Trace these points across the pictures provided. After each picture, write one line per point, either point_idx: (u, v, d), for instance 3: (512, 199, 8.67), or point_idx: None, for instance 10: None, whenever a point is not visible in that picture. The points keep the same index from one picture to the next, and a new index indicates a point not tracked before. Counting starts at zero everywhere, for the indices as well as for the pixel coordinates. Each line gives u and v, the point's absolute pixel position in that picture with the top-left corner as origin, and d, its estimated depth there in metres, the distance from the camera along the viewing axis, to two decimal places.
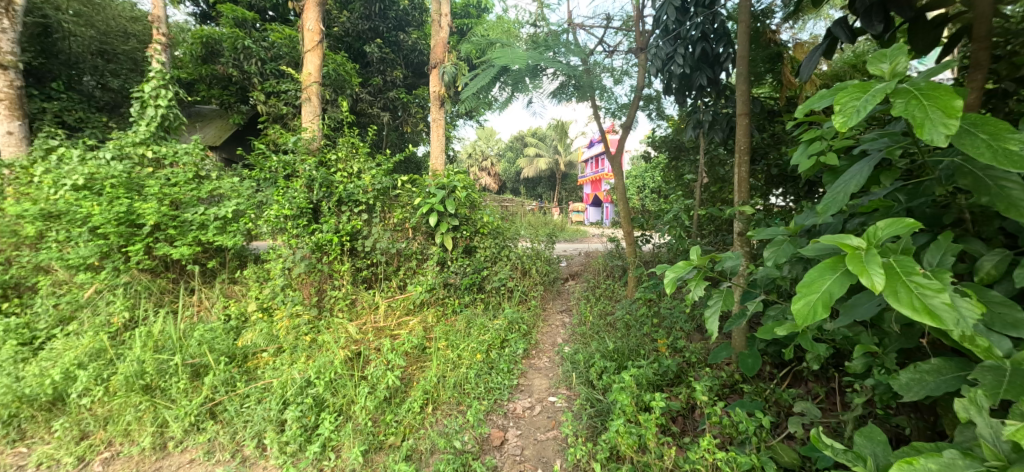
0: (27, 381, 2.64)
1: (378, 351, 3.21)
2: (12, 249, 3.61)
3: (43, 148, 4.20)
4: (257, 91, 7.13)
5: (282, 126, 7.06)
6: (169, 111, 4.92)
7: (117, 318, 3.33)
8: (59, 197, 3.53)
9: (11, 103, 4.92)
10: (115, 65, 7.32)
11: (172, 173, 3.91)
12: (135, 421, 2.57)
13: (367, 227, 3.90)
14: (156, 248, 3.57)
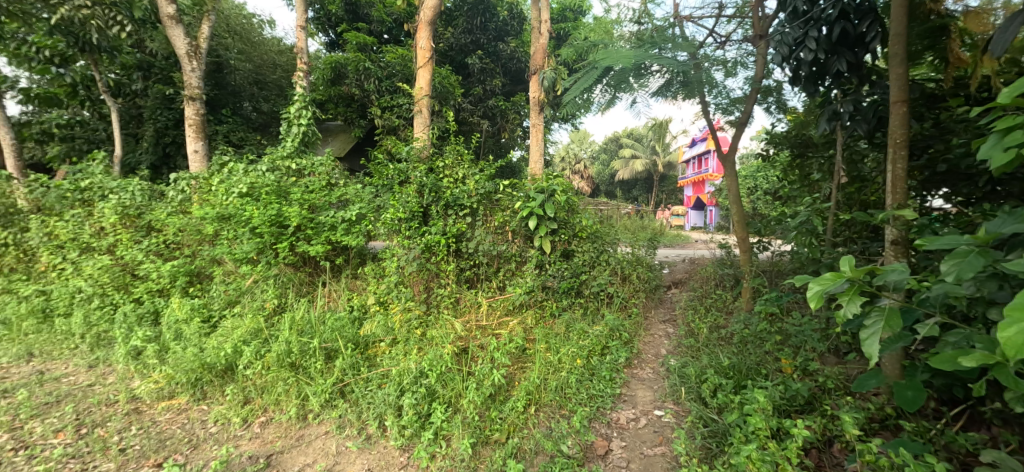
0: (208, 353, 3.15)
1: (482, 348, 3.33)
2: (197, 244, 4.39)
3: (217, 163, 5.04)
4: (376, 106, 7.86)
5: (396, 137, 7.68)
6: (308, 129, 5.61)
7: (269, 303, 3.89)
8: (229, 202, 4.21)
9: (197, 127, 5.97)
10: (266, 92, 8.56)
11: (310, 181, 4.43)
12: (283, 393, 2.94)
13: (470, 230, 4.07)
14: (297, 246, 4.08)
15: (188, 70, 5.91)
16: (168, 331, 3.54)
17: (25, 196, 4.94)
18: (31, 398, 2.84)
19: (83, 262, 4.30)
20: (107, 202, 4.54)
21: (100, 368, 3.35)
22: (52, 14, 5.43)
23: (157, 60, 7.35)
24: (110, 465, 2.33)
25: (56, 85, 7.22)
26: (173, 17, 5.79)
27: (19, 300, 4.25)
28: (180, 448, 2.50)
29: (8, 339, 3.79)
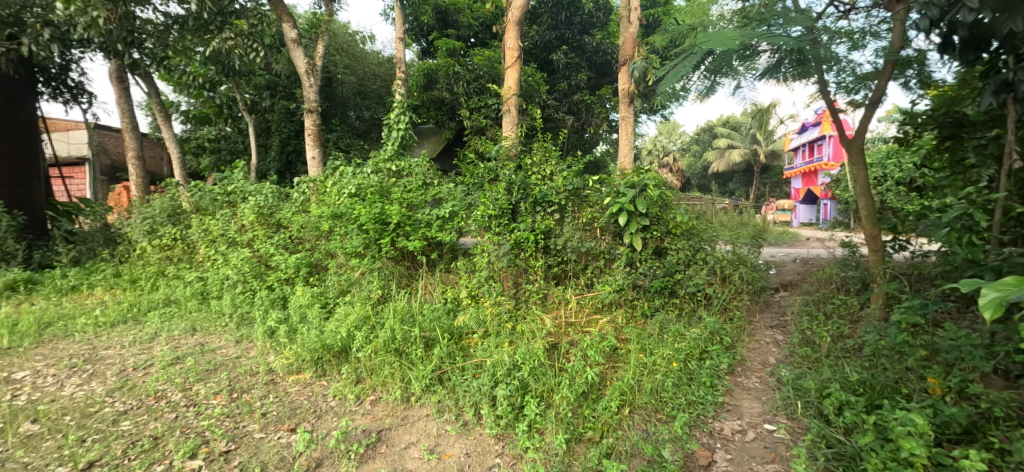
0: (327, 335, 3.50)
1: (572, 345, 3.32)
2: (315, 240, 4.89)
3: (331, 167, 5.57)
4: (464, 108, 8.11)
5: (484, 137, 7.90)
6: (405, 133, 6.00)
7: (375, 293, 4.23)
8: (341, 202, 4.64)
9: (314, 136, 6.62)
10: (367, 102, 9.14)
11: (408, 181, 4.74)
12: (390, 376, 3.17)
13: (559, 226, 4.04)
14: (398, 241, 4.37)
15: (308, 86, 6.54)
16: (295, 314, 4.02)
17: (189, 201, 6.00)
18: (195, 365, 3.38)
19: (229, 254, 5.01)
20: (248, 203, 5.28)
21: (244, 344, 3.88)
22: (207, 46, 6.33)
23: (280, 79, 8.23)
24: (254, 427, 2.66)
25: (207, 105, 8.48)
26: (295, 40, 6.45)
27: (184, 285, 5.07)
28: (307, 418, 2.79)
29: (179, 315, 4.54)
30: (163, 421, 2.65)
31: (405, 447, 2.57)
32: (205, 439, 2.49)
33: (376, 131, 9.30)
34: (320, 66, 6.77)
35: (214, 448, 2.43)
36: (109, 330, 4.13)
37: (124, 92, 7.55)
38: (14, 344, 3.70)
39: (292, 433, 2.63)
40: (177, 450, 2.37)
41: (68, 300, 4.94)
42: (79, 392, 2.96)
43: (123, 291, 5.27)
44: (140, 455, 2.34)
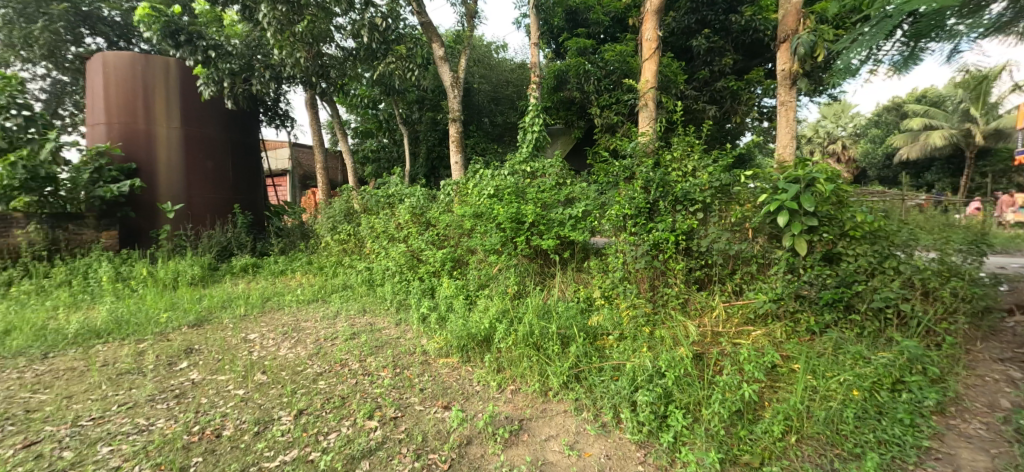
0: (472, 323, 3.73)
1: (722, 358, 3.00)
2: (459, 237, 5.25)
3: (472, 169, 5.94)
4: (594, 106, 7.92)
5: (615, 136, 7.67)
6: (540, 134, 6.14)
7: (511, 288, 4.36)
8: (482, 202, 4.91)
9: (457, 143, 7.09)
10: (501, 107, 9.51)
11: (542, 182, 4.85)
12: (529, 368, 3.24)
13: (703, 227, 3.68)
14: (532, 240, 4.47)
15: (452, 97, 6.96)
16: (444, 302, 4.37)
17: (358, 203, 7.11)
18: (366, 341, 3.91)
19: (389, 248, 5.65)
20: (405, 204, 5.94)
21: (402, 326, 4.35)
22: (375, 70, 7.25)
23: (428, 94, 9.05)
24: (415, 399, 2.98)
25: (369, 120, 9.74)
26: (442, 57, 7.00)
27: (355, 273, 5.88)
28: (456, 398, 3.03)
29: (354, 297, 5.30)
30: (348, 383, 3.14)
31: (546, 439, 2.62)
32: (379, 404, 2.88)
33: (509, 135, 9.66)
34: (463, 79, 7.20)
35: (385, 413, 2.79)
36: (304, 306, 4.99)
37: (314, 114, 9.11)
38: (244, 313, 4.69)
39: (445, 409, 2.88)
40: (359, 411, 2.77)
41: (277, 281, 6.10)
42: (288, 353, 3.64)
43: (313, 276, 6.32)
44: (334, 410, 2.77)
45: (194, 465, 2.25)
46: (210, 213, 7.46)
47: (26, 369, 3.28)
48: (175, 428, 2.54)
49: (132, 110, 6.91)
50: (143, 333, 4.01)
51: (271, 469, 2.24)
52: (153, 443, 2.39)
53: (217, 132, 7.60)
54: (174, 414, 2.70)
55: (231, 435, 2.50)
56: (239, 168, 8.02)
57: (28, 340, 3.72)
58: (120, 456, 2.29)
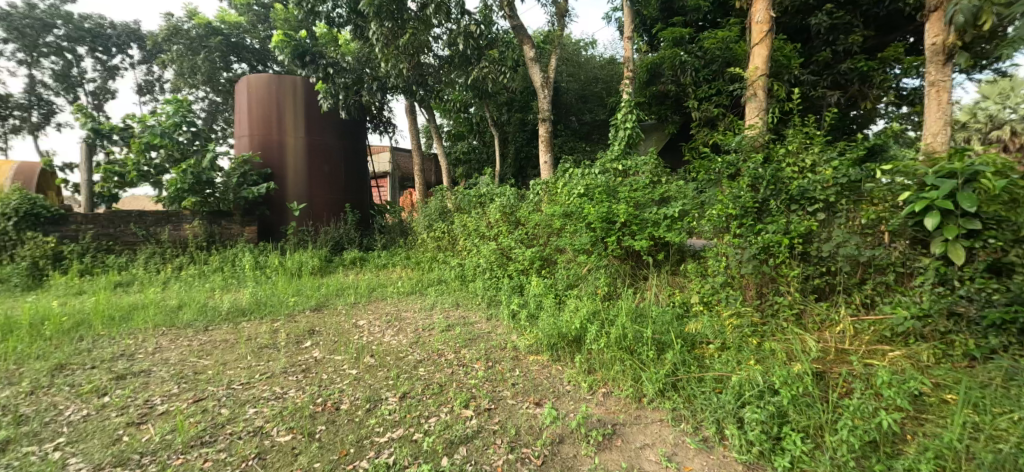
0: (564, 323, 3.61)
1: (850, 381, 2.65)
2: (546, 236, 5.16)
3: (562, 169, 5.87)
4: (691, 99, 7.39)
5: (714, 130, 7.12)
6: (633, 131, 5.91)
7: (601, 289, 4.14)
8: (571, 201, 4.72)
9: (546, 143, 7.07)
10: (590, 105, 9.30)
11: (635, 180, 4.48)
12: (622, 372, 3.09)
13: (824, 230, 3.23)
14: (624, 240, 4.14)
15: (541, 97, 6.95)
16: (534, 301, 4.27)
17: (452, 202, 7.42)
18: (460, 334, 4.02)
19: (481, 245, 5.76)
20: (496, 204, 6.06)
21: (493, 321, 4.36)
22: (470, 75, 7.49)
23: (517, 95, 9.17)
24: (507, 393, 3.02)
25: (461, 123, 10.11)
26: (533, 59, 7.02)
27: (449, 268, 6.08)
28: (548, 395, 3.01)
29: (448, 290, 5.51)
30: (445, 372, 3.28)
31: (642, 447, 2.51)
32: (474, 394, 2.97)
33: (599, 132, 9.41)
34: (553, 78, 7.16)
35: (480, 403, 2.87)
36: (404, 298, 5.31)
37: (413, 120, 9.70)
38: (353, 301, 5.12)
39: (537, 406, 2.88)
40: (456, 399, 2.89)
41: (380, 274, 6.56)
42: (392, 340, 3.92)
43: (411, 270, 6.68)
44: (433, 397, 2.92)
45: (318, 433, 2.51)
46: (327, 212, 8.24)
47: (191, 338, 3.89)
48: (303, 398, 2.85)
49: (267, 123, 7.90)
50: (276, 315, 4.56)
51: (381, 445, 2.43)
52: (287, 409, 2.71)
53: (333, 140, 8.42)
54: (302, 386, 3.03)
55: (348, 409, 2.75)
56: (351, 172, 8.74)
57: (194, 313, 4.40)
58: (263, 417, 2.63)
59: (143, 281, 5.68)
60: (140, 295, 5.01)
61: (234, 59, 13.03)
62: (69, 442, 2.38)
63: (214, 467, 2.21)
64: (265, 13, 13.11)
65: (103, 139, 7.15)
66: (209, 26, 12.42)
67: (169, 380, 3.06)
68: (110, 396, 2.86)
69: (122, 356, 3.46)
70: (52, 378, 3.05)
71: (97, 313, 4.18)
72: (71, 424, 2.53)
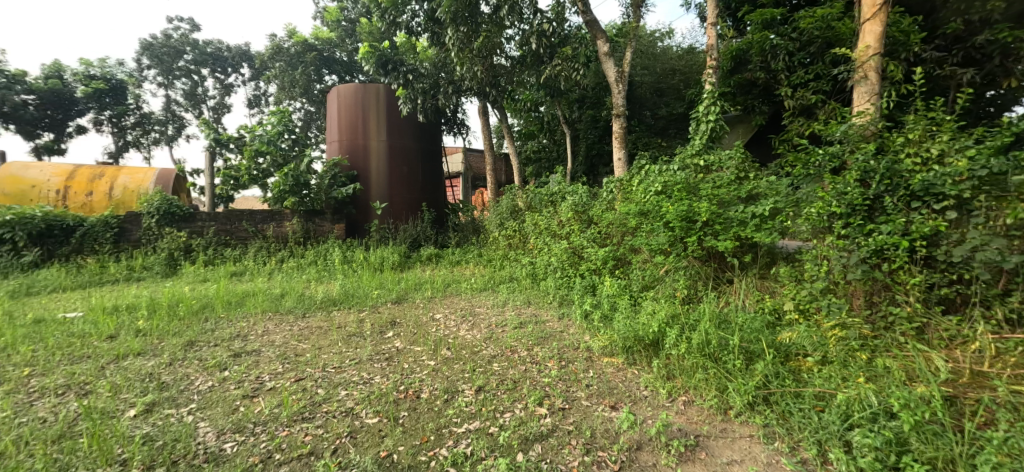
0: (639, 324, 3.42)
1: (992, 409, 2.24)
2: (620, 235, 4.94)
3: (638, 165, 5.64)
4: (784, 87, 6.76)
5: (810, 119, 6.46)
6: (717, 123, 5.52)
7: (680, 292, 3.88)
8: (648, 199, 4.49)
9: (621, 139, 6.82)
10: (666, 98, 8.86)
11: (718, 176, 4.12)
12: (704, 380, 2.86)
13: (954, 231, 2.76)
14: (706, 240, 3.86)
15: (616, 92, 6.72)
16: (608, 302, 4.12)
17: (523, 201, 7.43)
18: (533, 331, 3.99)
19: (552, 244, 5.68)
20: (567, 202, 5.95)
21: (565, 320, 4.28)
22: (542, 74, 7.42)
23: (589, 92, 8.96)
24: (581, 394, 2.93)
25: (531, 122, 10.10)
26: (607, 53, 6.80)
27: (521, 266, 6.07)
28: (624, 399, 2.87)
29: (519, 287, 5.49)
30: (518, 369, 3.26)
31: (729, 463, 2.31)
32: (547, 393, 2.92)
33: (675, 126, 8.93)
34: (629, 72, 6.88)
35: (554, 402, 2.81)
36: (477, 294, 5.40)
37: (485, 121, 9.84)
38: (430, 296, 5.30)
39: (613, 409, 2.76)
40: (530, 396, 2.86)
41: (455, 270, 6.75)
42: (467, 334, 3.99)
43: (484, 267, 6.79)
44: (507, 392, 2.92)
45: (401, 418, 2.61)
46: (406, 211, 8.59)
47: (292, 324, 4.23)
48: (387, 385, 2.98)
49: (354, 128, 8.45)
50: (363, 306, 4.85)
51: (459, 435, 2.48)
52: (374, 393, 2.85)
53: (412, 141, 8.78)
54: (386, 373, 3.17)
55: (427, 398, 2.83)
56: (429, 172, 9.04)
57: (294, 301, 4.79)
58: (353, 399, 2.78)
59: (252, 272, 6.31)
60: (251, 284, 5.56)
61: (326, 71, 14.14)
62: (199, 409, 2.65)
63: (313, 442, 2.37)
64: (352, 28, 13.81)
65: (221, 146, 8.06)
66: (305, 43, 13.58)
67: (275, 360, 3.34)
68: (229, 370, 3.16)
69: (238, 337, 3.82)
70: (185, 352, 3.43)
71: (218, 298, 4.69)
72: (200, 393, 2.82)
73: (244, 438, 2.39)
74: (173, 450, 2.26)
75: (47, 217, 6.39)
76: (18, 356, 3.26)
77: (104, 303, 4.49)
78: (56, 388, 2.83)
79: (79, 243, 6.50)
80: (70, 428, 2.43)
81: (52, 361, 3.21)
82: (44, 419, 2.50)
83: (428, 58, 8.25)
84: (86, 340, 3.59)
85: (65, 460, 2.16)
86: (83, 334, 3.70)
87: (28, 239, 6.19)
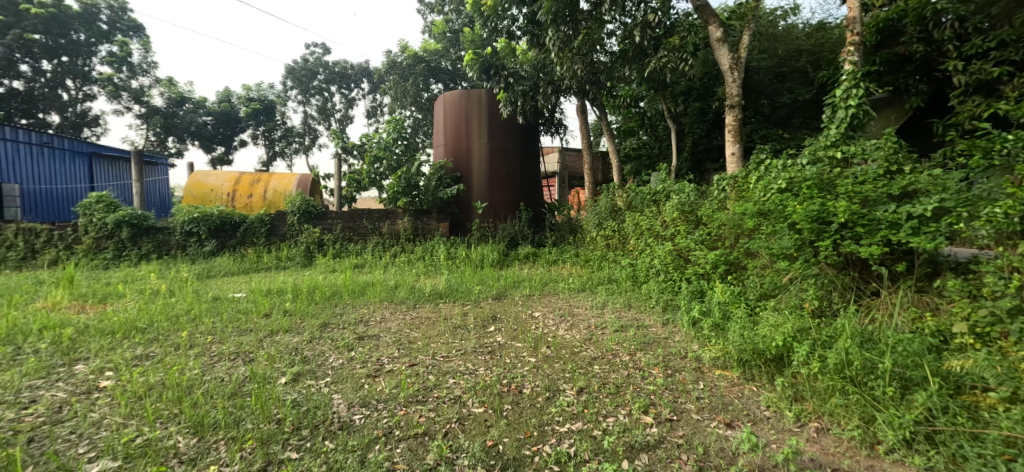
0: (758, 336, 3.08)
1: None
2: (734, 238, 4.47)
3: (756, 160, 5.15)
4: (951, 60, 5.69)
5: (987, 97, 5.32)
6: (860, 108, 4.83)
7: (808, 303, 3.40)
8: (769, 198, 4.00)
9: (735, 131, 6.25)
10: (790, 83, 7.93)
11: (861, 170, 3.53)
12: (843, 406, 2.48)
13: None
14: (844, 246, 3.27)
15: (730, 81, 6.18)
16: (720, 310, 3.76)
17: (623, 200, 7.16)
18: (635, 336, 3.80)
19: (655, 245, 5.35)
20: (672, 202, 5.60)
21: (670, 327, 4.02)
22: (646, 67, 7.05)
23: (697, 83, 8.37)
24: (691, 406, 2.71)
25: (631, 118, 9.72)
26: (720, 39, 6.27)
27: (620, 268, 5.84)
28: (741, 417, 2.60)
29: (619, 290, 5.27)
30: (620, 373, 3.12)
31: None
32: (653, 401, 2.75)
33: (799, 115, 7.95)
34: (746, 58, 6.26)
35: (661, 412, 2.64)
36: (575, 295, 5.31)
37: (583, 120, 9.66)
38: (529, 294, 5.33)
39: (729, 427, 2.51)
40: (634, 402, 2.71)
41: (552, 269, 6.72)
42: (566, 334, 3.93)
43: (581, 268, 6.67)
44: (610, 396, 2.81)
45: (505, 411, 2.64)
46: (505, 210, 8.77)
47: (404, 313, 4.53)
48: (491, 377, 3.04)
49: (458, 132, 8.86)
50: (466, 300, 5.04)
51: (562, 434, 2.43)
52: (479, 384, 2.92)
53: (511, 143, 8.93)
54: (489, 366, 3.24)
55: (529, 393, 2.84)
56: (527, 173, 9.11)
57: (406, 293, 5.12)
58: (460, 387, 2.88)
59: (371, 264, 6.89)
60: (370, 276, 6.06)
61: (433, 81, 15.03)
62: (333, 382, 2.92)
63: (427, 423, 2.49)
64: (456, 37, 14.42)
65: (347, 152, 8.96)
66: (415, 56, 14.52)
67: (391, 345, 3.59)
68: (355, 351, 3.45)
69: (361, 322, 4.16)
70: (321, 332, 3.83)
71: (345, 286, 5.19)
72: (333, 369, 3.11)
73: (370, 412, 2.58)
74: (315, 415, 2.51)
75: (221, 215, 7.55)
76: (203, 325, 3.89)
77: (259, 286, 5.20)
78: (229, 354, 3.31)
79: (242, 237, 7.61)
80: (240, 387, 2.80)
81: (225, 331, 3.77)
82: (222, 377, 2.92)
83: (528, 60, 8.28)
84: (249, 316, 4.18)
85: (238, 414, 2.49)
86: (247, 311, 4.32)
87: (207, 232, 7.40)
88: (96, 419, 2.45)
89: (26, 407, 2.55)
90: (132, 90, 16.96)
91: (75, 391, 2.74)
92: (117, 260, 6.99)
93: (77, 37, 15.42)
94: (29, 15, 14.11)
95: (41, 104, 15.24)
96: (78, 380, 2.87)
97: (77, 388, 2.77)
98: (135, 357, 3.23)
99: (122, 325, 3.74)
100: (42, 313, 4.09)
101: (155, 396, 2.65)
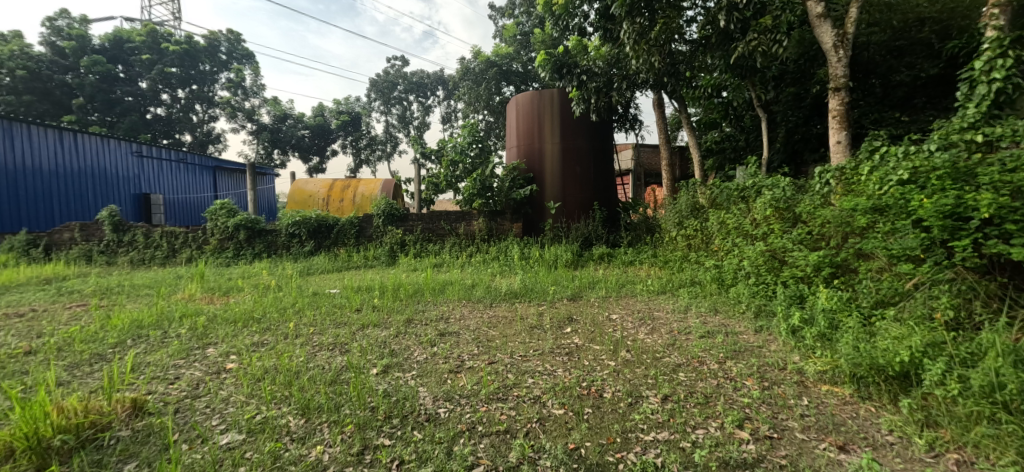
0: (877, 349, 2.72)
1: None
2: (842, 237, 3.99)
3: (867, 149, 4.64)
4: None
5: None
6: (1007, 83, 4.17)
7: (940, 314, 2.91)
8: (887, 192, 3.54)
9: (841, 117, 5.61)
10: (909, 59, 6.96)
11: (1011, 154, 3.00)
12: (992, 438, 2.11)
13: None
14: (988, 245, 2.79)
15: (834, 60, 5.56)
16: (825, 319, 3.36)
17: (706, 197, 6.72)
18: (724, 343, 3.51)
19: (744, 246, 4.91)
20: (764, 197, 5.13)
21: (764, 335, 3.68)
22: (733, 53, 6.56)
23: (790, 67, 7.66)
24: (794, 424, 2.44)
25: (713, 110, 9.13)
26: (821, 14, 5.65)
27: (704, 269, 5.46)
28: (857, 440, 2.30)
29: (703, 293, 4.91)
30: (709, 383, 2.90)
31: None
32: (748, 416, 2.51)
33: (922, 94, 6.94)
34: (855, 33, 5.57)
35: (758, 428, 2.40)
36: (655, 297, 5.06)
37: (661, 114, 9.23)
38: (605, 296, 5.17)
39: (842, 451, 2.23)
40: (726, 415, 2.50)
41: (629, 270, 6.47)
42: (646, 338, 3.75)
43: (659, 269, 6.33)
44: (699, 406, 2.62)
45: (586, 414, 2.56)
46: (580, 211, 8.60)
47: (482, 311, 4.60)
48: (571, 379, 2.96)
49: (531, 133, 8.87)
50: (541, 300, 5.01)
51: (647, 443, 2.30)
52: (559, 386, 2.86)
53: (585, 142, 8.73)
54: (568, 367, 3.16)
55: (611, 398, 2.72)
56: (602, 172, 8.85)
57: (483, 292, 5.19)
58: (540, 387, 2.84)
59: (449, 263, 7.12)
60: (449, 274, 6.24)
61: (505, 84, 15.15)
62: (419, 375, 3.01)
63: (509, 421, 2.48)
64: (527, 39, 14.65)
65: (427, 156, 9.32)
66: (488, 61, 14.76)
67: (471, 342, 3.64)
68: (438, 346, 3.55)
69: (441, 319, 4.29)
70: (407, 327, 4.00)
71: (427, 284, 5.37)
72: (419, 363, 3.21)
73: (453, 406, 2.62)
74: (404, 406, 2.60)
75: (318, 218, 8.20)
76: (306, 317, 4.22)
77: (351, 283, 5.58)
78: (328, 344, 3.55)
79: (335, 237, 8.21)
80: (339, 376, 2.98)
81: (324, 323, 4.06)
82: (324, 365, 3.13)
83: (602, 56, 8.09)
84: (343, 310, 4.47)
85: (338, 400, 2.65)
86: (342, 305, 4.63)
87: (307, 234, 8.09)
88: (225, 396, 2.72)
89: (172, 383, 2.89)
90: (246, 110, 19.04)
91: (208, 370, 3.08)
92: (235, 258, 7.82)
93: (203, 67, 17.69)
94: (167, 51, 16.45)
95: (177, 127, 17.47)
96: (210, 362, 3.22)
97: (210, 368, 3.12)
98: (254, 343, 3.58)
99: (242, 315, 4.17)
100: (181, 303, 4.68)
101: (270, 379, 2.90)
